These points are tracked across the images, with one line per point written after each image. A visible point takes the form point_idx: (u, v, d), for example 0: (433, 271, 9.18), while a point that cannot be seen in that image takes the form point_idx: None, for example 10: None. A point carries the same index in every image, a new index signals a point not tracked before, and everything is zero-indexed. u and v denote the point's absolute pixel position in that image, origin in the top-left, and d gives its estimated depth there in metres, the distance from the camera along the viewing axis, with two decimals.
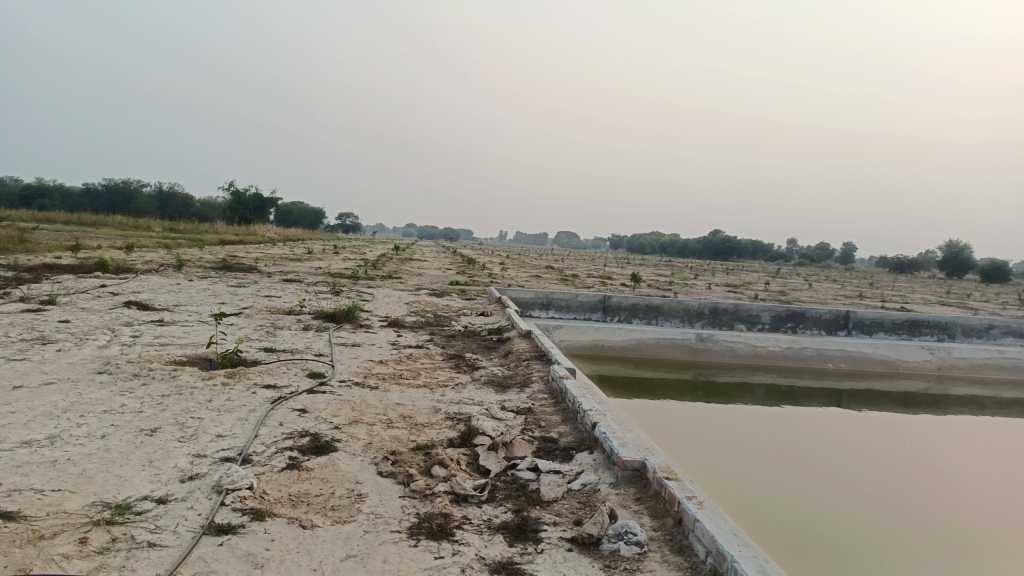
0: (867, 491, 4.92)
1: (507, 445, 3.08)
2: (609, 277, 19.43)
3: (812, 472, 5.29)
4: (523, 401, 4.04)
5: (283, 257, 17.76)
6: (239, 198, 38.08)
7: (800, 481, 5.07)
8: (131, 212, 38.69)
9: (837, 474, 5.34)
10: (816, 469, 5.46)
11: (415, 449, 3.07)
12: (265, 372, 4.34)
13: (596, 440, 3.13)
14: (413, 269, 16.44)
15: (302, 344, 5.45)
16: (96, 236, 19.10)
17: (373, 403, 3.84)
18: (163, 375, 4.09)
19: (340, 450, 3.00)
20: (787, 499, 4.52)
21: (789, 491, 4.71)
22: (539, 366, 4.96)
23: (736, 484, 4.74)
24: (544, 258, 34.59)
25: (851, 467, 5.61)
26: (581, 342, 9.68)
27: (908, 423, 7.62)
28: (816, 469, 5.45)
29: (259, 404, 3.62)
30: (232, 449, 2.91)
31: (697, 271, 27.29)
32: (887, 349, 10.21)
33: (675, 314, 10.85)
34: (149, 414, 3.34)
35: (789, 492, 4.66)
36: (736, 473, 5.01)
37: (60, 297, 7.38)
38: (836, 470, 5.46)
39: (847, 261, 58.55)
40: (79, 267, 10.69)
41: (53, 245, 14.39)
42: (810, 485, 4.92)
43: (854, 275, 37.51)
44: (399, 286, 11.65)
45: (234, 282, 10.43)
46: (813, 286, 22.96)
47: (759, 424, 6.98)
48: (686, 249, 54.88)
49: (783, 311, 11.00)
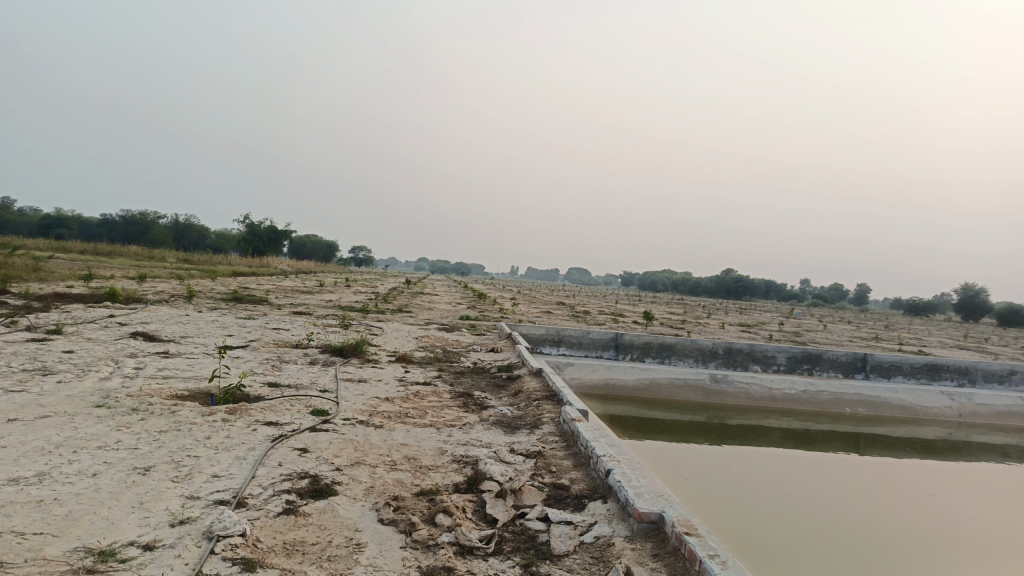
0: (893, 545, 4.70)
1: (515, 493, 2.93)
2: (621, 315, 19.25)
3: (833, 521, 5.09)
4: (533, 443, 3.89)
5: (294, 289, 17.73)
6: (253, 230, 38.33)
7: (820, 529, 4.85)
8: (146, 243, 39.04)
9: (859, 524, 5.12)
10: (837, 516, 5.25)
11: (419, 494, 2.92)
12: (267, 408, 4.21)
13: (610, 488, 2.97)
14: (423, 303, 16.34)
15: (308, 379, 5.33)
16: (110, 266, 19.19)
17: (377, 444, 3.69)
18: (162, 410, 3.97)
19: (339, 494, 2.86)
20: (810, 552, 4.32)
21: (810, 543, 4.51)
22: (550, 406, 4.80)
23: (755, 533, 4.55)
24: (555, 294, 34.50)
25: (873, 515, 5.40)
26: (592, 380, 9.52)
27: (929, 470, 7.38)
28: (837, 517, 5.24)
29: (259, 442, 3.48)
30: (227, 491, 2.77)
31: (710, 310, 27.04)
32: (906, 394, 9.96)
33: (688, 354, 10.67)
34: (144, 452, 3.22)
35: (810, 545, 4.47)
36: (754, 521, 4.82)
37: (66, 327, 7.32)
38: (857, 519, 5.25)
39: (861, 302, 58.13)
40: (89, 297, 10.66)
41: (66, 274, 14.42)
42: (833, 536, 4.72)
43: (868, 316, 37.14)
44: (409, 320, 11.54)
45: (243, 314, 10.36)
46: (828, 327, 22.69)
47: (776, 467, 6.76)
48: (698, 287, 54.68)
49: (799, 353, 10.78)
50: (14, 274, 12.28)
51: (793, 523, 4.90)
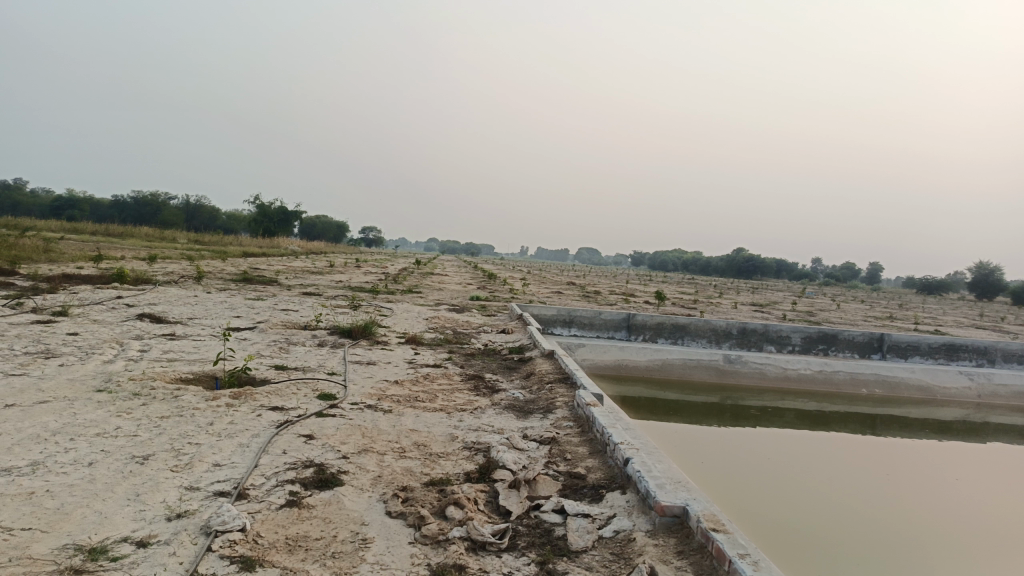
0: (917, 530, 4.55)
1: (529, 483, 2.80)
2: (632, 294, 19.06)
3: (855, 505, 4.93)
4: (547, 429, 3.75)
5: (304, 269, 17.59)
6: (263, 211, 38.28)
7: (838, 513, 4.71)
8: (157, 223, 39.11)
9: (882, 507, 4.97)
10: (858, 500, 5.09)
11: (429, 484, 2.78)
12: (273, 393, 4.09)
13: (629, 479, 2.82)
14: (434, 283, 16.17)
15: (315, 362, 5.20)
16: (119, 247, 19.16)
17: (385, 429, 3.56)
18: (163, 396, 3.85)
19: (345, 484, 2.73)
20: (833, 539, 4.17)
21: (834, 528, 4.36)
22: (564, 389, 4.66)
23: (775, 518, 4.40)
24: (565, 273, 34.30)
25: (895, 499, 5.24)
26: (604, 361, 9.37)
27: (952, 452, 7.20)
28: (859, 501, 5.08)
29: (263, 429, 3.36)
30: (228, 482, 2.65)
31: (722, 290, 26.71)
32: (924, 374, 9.76)
33: (702, 335, 10.49)
34: (143, 439, 3.10)
35: (834, 531, 4.31)
36: (775, 506, 4.67)
37: (72, 308, 7.23)
38: (879, 503, 5.08)
39: (874, 280, 57.68)
40: (97, 278, 10.58)
41: (76, 255, 14.37)
42: (855, 521, 4.57)
43: (881, 295, 36.79)
44: (419, 301, 11.40)
45: (252, 295, 10.25)
46: (842, 306, 22.43)
47: (791, 450, 6.59)
48: (709, 267, 54.31)
49: (814, 333, 10.59)
50: (24, 256, 12.24)
51: (815, 508, 4.75)
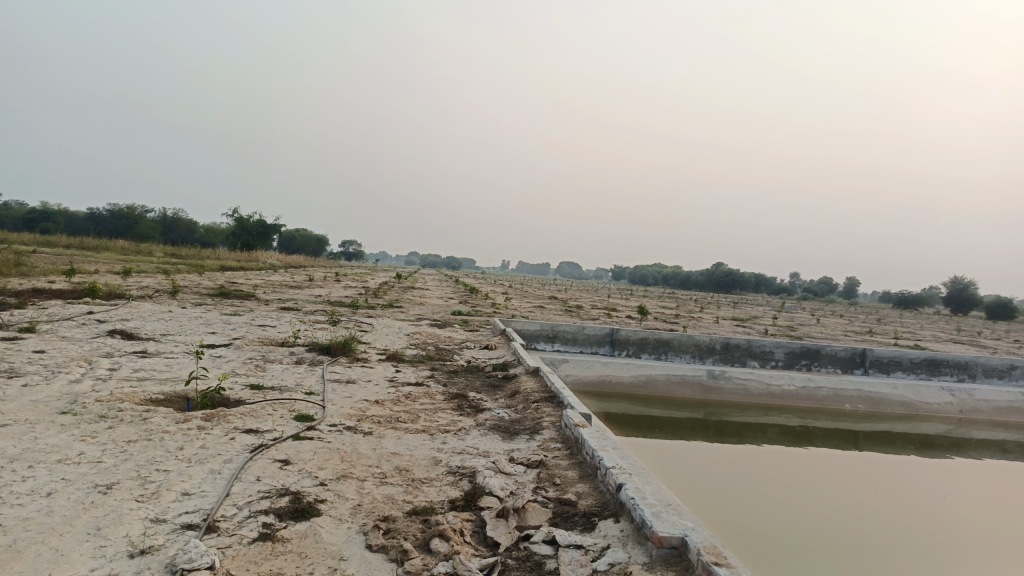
0: (910, 545, 4.48)
1: (518, 512, 2.66)
2: (614, 309, 19.00)
3: (846, 521, 4.85)
4: (534, 451, 3.62)
5: (282, 283, 17.32)
6: (242, 224, 37.84)
7: (827, 528, 4.63)
8: (133, 237, 38.56)
9: (872, 523, 4.90)
10: (848, 516, 5.02)
11: (411, 514, 2.63)
12: (247, 414, 3.92)
13: (622, 506, 2.70)
14: (414, 298, 15.96)
15: (292, 381, 5.02)
16: (94, 261, 18.77)
17: (365, 453, 3.41)
18: (131, 418, 3.66)
19: (323, 515, 2.57)
20: (826, 556, 4.08)
21: (826, 545, 4.28)
22: (550, 409, 4.54)
23: (767, 535, 4.30)
24: (546, 287, 34.20)
25: (885, 515, 5.17)
26: (588, 377, 9.26)
27: (935, 467, 7.18)
28: (849, 516, 5.00)
29: (236, 454, 3.19)
30: (197, 513, 2.48)
31: (703, 304, 26.74)
32: (906, 389, 9.74)
33: (686, 350, 10.41)
34: (108, 466, 2.92)
35: (827, 547, 4.23)
36: (763, 521, 4.58)
37: (40, 325, 6.98)
38: (869, 518, 5.01)
39: (850, 295, 58.31)
40: (68, 293, 10.28)
41: (47, 269, 14.01)
42: (848, 537, 4.48)
43: (858, 309, 37.12)
44: (400, 316, 11.22)
45: (229, 311, 10.01)
46: (822, 321, 22.53)
47: (777, 466, 6.50)
48: (689, 281, 54.56)
49: (797, 348, 10.55)
50: None
51: (805, 524, 4.66)
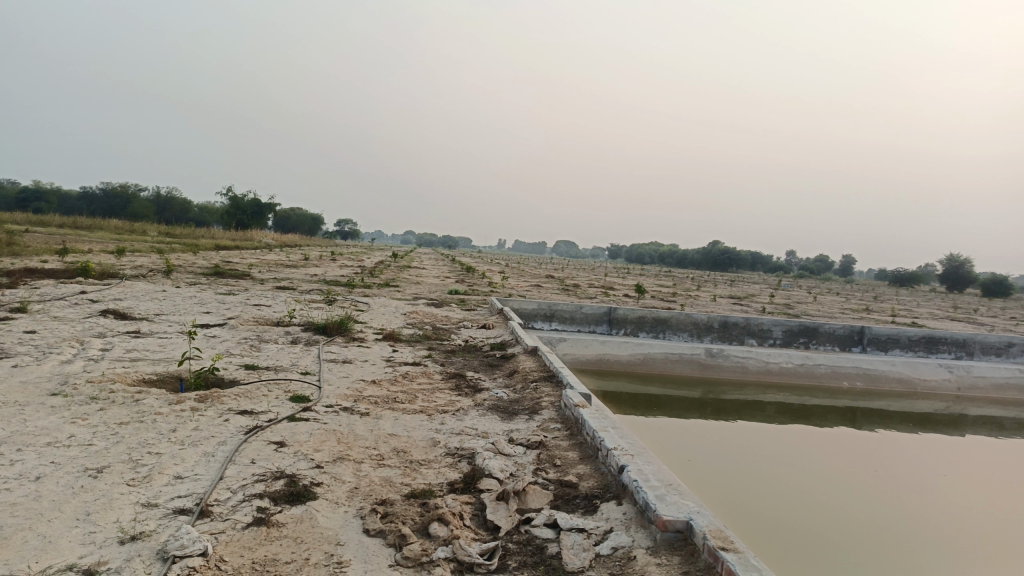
0: (907, 522, 4.47)
1: (519, 495, 2.60)
2: (612, 288, 18.94)
3: (845, 499, 4.82)
4: (533, 432, 3.56)
5: (277, 262, 17.21)
6: (237, 203, 37.61)
7: (826, 506, 4.62)
8: (127, 216, 38.35)
9: (869, 500, 4.89)
10: (844, 493, 5.00)
11: (410, 497, 2.58)
12: (242, 395, 3.85)
13: (624, 488, 2.65)
14: (411, 277, 15.85)
15: (287, 361, 4.95)
16: (88, 240, 18.60)
17: (362, 435, 3.35)
18: (123, 400, 3.59)
19: (319, 498, 2.52)
20: (824, 534, 4.04)
21: (824, 523, 4.24)
22: (549, 389, 4.48)
23: (764, 513, 4.26)
24: (543, 266, 34.13)
25: (883, 493, 5.14)
26: (586, 356, 9.22)
27: (933, 445, 7.17)
28: (847, 495, 4.98)
29: (231, 436, 3.13)
30: (190, 497, 2.42)
31: (700, 283, 26.67)
32: (904, 366, 9.71)
33: (684, 328, 10.36)
34: (98, 449, 2.85)
35: (826, 524, 4.21)
36: (762, 499, 4.56)
37: (32, 304, 6.89)
38: (866, 497, 4.98)
39: (846, 273, 58.37)
40: (61, 272, 10.17)
41: (40, 248, 13.88)
42: (845, 515, 4.46)
43: (854, 287, 37.15)
44: (396, 295, 11.13)
45: (224, 290, 9.93)
46: (820, 299, 22.54)
47: (774, 444, 6.48)
48: (685, 260, 54.51)
49: (795, 326, 10.50)
50: None
51: (803, 502, 4.63)
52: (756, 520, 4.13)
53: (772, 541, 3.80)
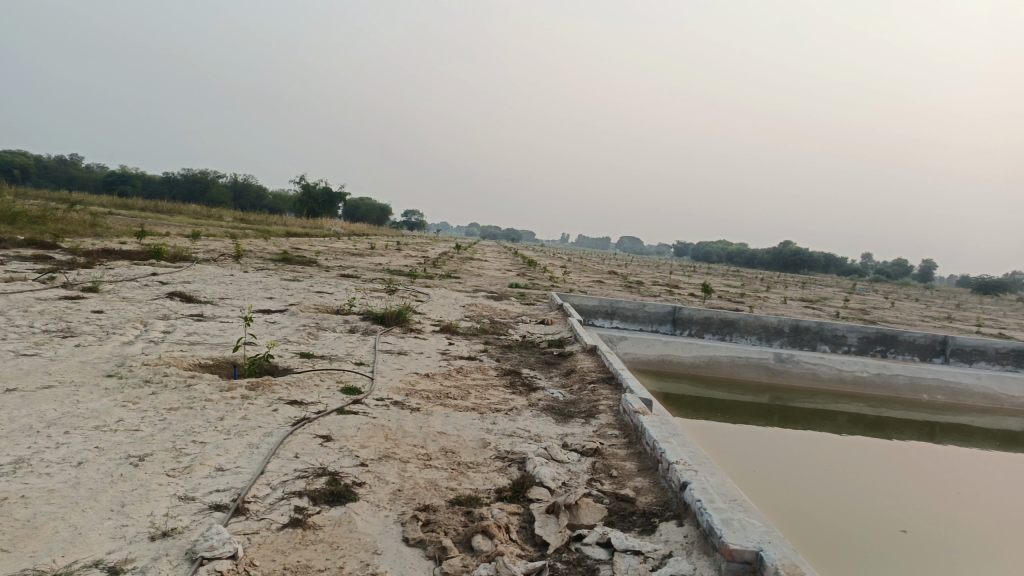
0: (990, 544, 4.12)
1: (570, 508, 2.43)
2: (676, 286, 18.41)
3: (923, 518, 4.47)
4: (590, 437, 3.38)
5: (343, 251, 17.39)
6: (308, 191, 38.40)
7: (900, 524, 4.30)
8: (205, 201, 39.69)
9: (950, 520, 4.52)
10: (920, 511, 4.64)
11: (454, 504, 2.43)
12: (293, 385, 3.78)
13: (686, 507, 2.44)
14: (473, 269, 15.79)
15: (342, 350, 4.89)
16: (167, 223, 19.23)
17: (410, 432, 3.23)
18: (175, 385, 3.56)
19: (359, 500, 2.39)
20: (899, 555, 3.75)
21: (895, 541, 3.96)
22: (608, 391, 4.27)
23: (832, 530, 3.99)
24: (607, 262, 33.69)
25: (965, 512, 4.76)
26: (647, 356, 8.95)
27: (1019, 463, 6.67)
28: (924, 512, 4.62)
29: (277, 427, 3.05)
30: (227, 492, 2.33)
31: (770, 284, 25.79)
32: (990, 381, 9.05)
33: (752, 331, 9.95)
34: (144, 436, 2.80)
35: (897, 544, 3.92)
36: (829, 514, 4.27)
37: (103, 284, 7.06)
38: (945, 515, 4.63)
39: (926, 278, 55.69)
40: (136, 254, 10.46)
41: (121, 230, 14.39)
42: (922, 534, 4.15)
43: (935, 294, 35.27)
44: (457, 287, 11.06)
45: (290, 276, 10.04)
46: (897, 305, 21.44)
47: (846, 457, 6.10)
48: (754, 260, 53.05)
49: (872, 333, 9.94)
50: (68, 230, 12.24)
51: (877, 519, 4.31)
52: (821, 534, 3.89)
53: (837, 557, 3.57)
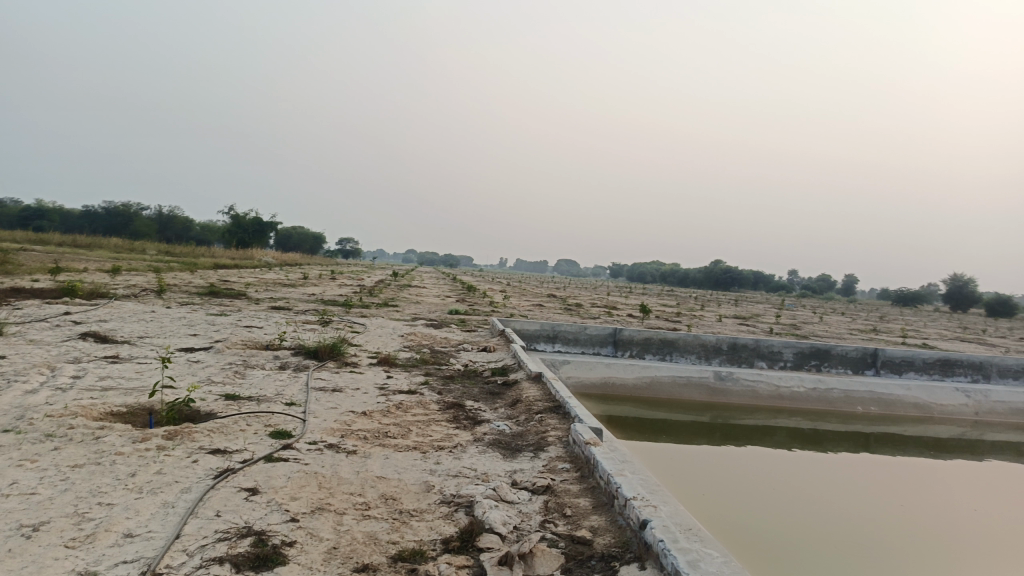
0: (942, 551, 4.10)
1: (524, 558, 2.24)
2: (614, 307, 18.49)
3: (874, 529, 4.43)
4: (539, 473, 3.19)
5: (275, 282, 16.83)
6: (237, 222, 37.36)
7: (852, 536, 4.24)
8: (128, 234, 38.15)
9: (899, 530, 4.49)
10: (870, 522, 4.61)
11: (397, 560, 2.21)
12: (216, 431, 3.48)
13: (647, 548, 2.28)
14: (410, 297, 15.49)
15: (272, 390, 4.58)
16: (85, 258, 18.29)
17: (347, 478, 2.98)
18: (82, 438, 3.22)
19: (289, 563, 2.14)
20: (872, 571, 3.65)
21: (849, 554, 3.89)
22: (556, 421, 4.11)
23: (803, 549, 3.88)
24: (544, 285, 33.79)
25: (911, 520, 4.77)
26: (590, 379, 8.84)
27: (955, 470, 6.81)
28: (874, 523, 4.60)
29: (197, 481, 2.76)
30: (136, 564, 2.05)
31: (704, 302, 26.33)
32: (920, 391, 9.28)
33: (692, 350, 9.98)
34: (40, 500, 2.47)
35: (852, 556, 3.85)
36: (782, 530, 4.18)
37: (9, 327, 6.53)
38: (893, 525, 4.61)
39: (848, 292, 58.01)
40: (49, 292, 9.81)
41: (33, 267, 13.56)
42: (887, 547, 4.07)
43: (858, 306, 36.61)
44: (395, 316, 10.76)
45: (217, 311, 9.57)
46: (826, 319, 22.12)
47: (791, 471, 6.07)
48: (687, 279, 54.18)
49: (806, 348, 10.11)
50: None
51: (829, 533, 4.24)
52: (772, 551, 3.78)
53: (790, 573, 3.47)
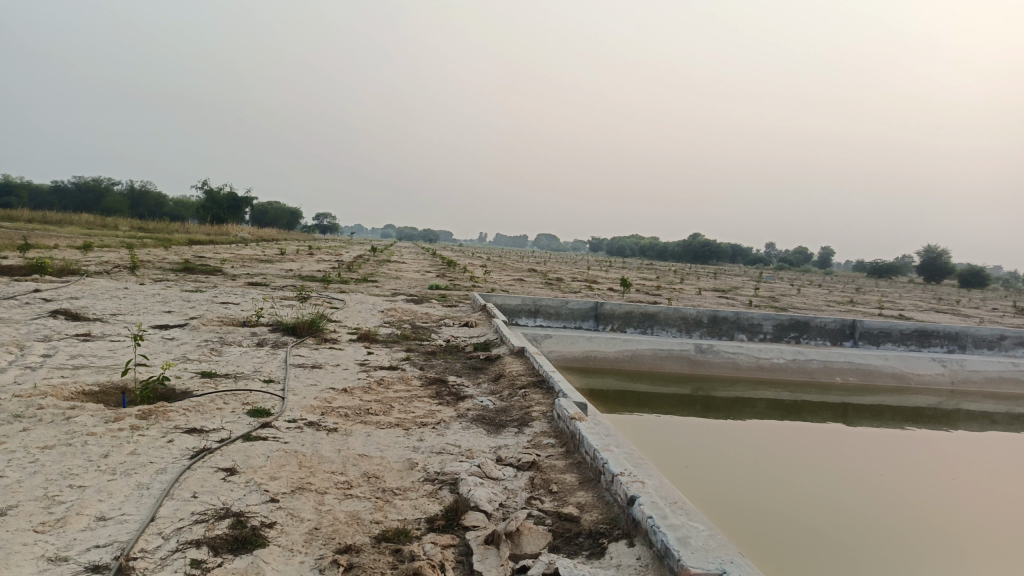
0: (920, 519, 4.14)
1: (511, 536, 2.19)
2: (594, 281, 18.47)
3: (853, 498, 4.47)
4: (524, 448, 3.15)
5: (252, 258, 16.57)
6: (212, 197, 36.75)
7: (832, 505, 4.26)
8: (100, 210, 37.42)
9: (879, 499, 4.52)
10: (850, 491, 4.64)
11: (381, 541, 2.15)
12: (192, 410, 3.39)
13: (635, 524, 2.25)
14: (390, 272, 15.35)
15: (250, 367, 4.49)
16: (57, 235, 17.89)
17: (328, 456, 2.91)
18: (53, 418, 3.12)
19: (269, 544, 2.08)
20: (868, 544, 3.63)
21: (829, 522, 3.91)
22: (539, 396, 4.06)
23: (790, 520, 3.88)
24: (525, 260, 33.77)
25: (889, 489, 4.81)
26: (572, 353, 8.81)
27: (931, 439, 6.91)
28: (855, 492, 4.63)
29: (173, 462, 2.68)
30: (109, 548, 1.97)
31: (683, 276, 26.45)
32: (897, 360, 9.38)
33: (672, 323, 9.99)
34: (8, 483, 2.38)
35: (832, 525, 3.87)
36: (764, 500, 4.20)
37: None
38: (872, 493, 4.65)
39: (824, 265, 58.64)
40: (18, 269, 9.56)
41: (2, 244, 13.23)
42: (878, 519, 4.08)
43: (835, 279, 37.01)
44: (375, 291, 10.64)
45: (192, 287, 9.39)
46: (803, 291, 22.33)
47: (771, 442, 6.11)
48: (666, 253, 54.41)
49: (786, 320, 10.16)
50: None
51: (810, 502, 4.27)
52: (754, 521, 3.80)
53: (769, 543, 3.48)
